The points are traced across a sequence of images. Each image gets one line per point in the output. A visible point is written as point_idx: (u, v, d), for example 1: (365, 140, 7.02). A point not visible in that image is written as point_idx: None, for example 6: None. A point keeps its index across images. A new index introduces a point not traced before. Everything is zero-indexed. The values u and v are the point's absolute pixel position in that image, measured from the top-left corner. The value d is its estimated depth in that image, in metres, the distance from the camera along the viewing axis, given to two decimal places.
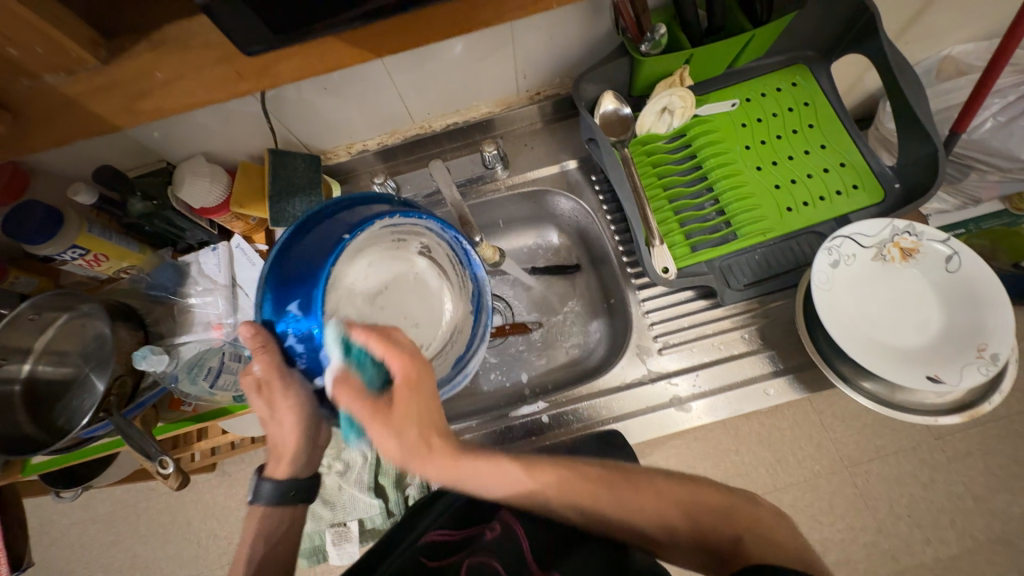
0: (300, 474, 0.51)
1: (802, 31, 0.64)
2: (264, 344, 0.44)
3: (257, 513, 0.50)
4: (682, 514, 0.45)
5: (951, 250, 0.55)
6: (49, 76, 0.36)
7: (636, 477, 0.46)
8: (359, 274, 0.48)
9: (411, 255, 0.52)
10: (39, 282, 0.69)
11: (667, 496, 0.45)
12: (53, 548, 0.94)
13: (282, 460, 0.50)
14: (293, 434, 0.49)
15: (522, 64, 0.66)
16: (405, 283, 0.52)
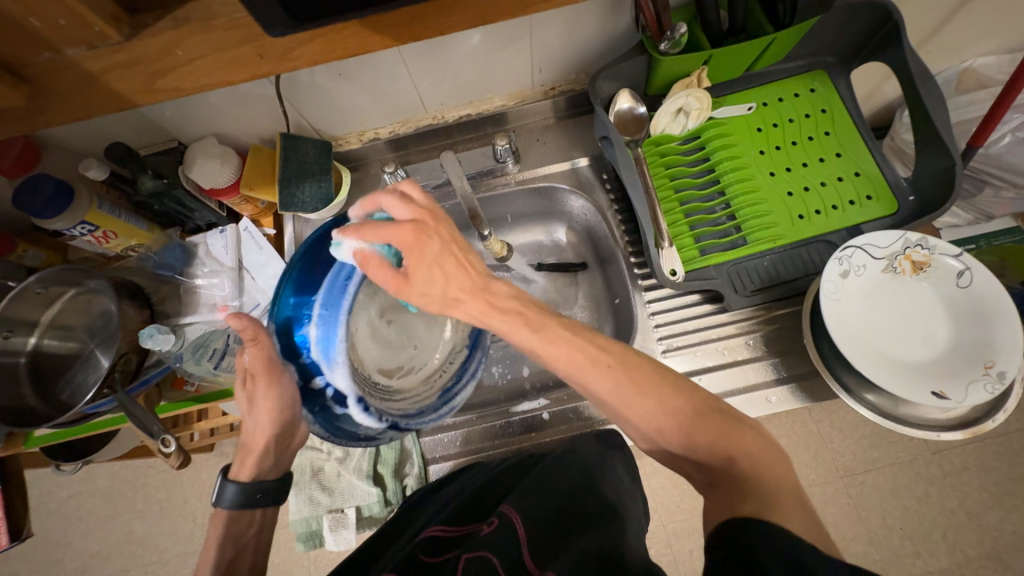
0: (265, 476, 0.53)
1: (824, 36, 0.63)
2: (261, 334, 0.49)
3: (222, 517, 0.50)
4: (683, 421, 0.42)
5: (963, 265, 0.54)
6: (69, 50, 0.36)
7: (642, 376, 0.43)
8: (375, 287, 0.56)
9: None
10: (46, 257, 0.69)
11: (667, 404, 0.42)
12: (50, 519, 0.95)
13: (250, 457, 0.52)
14: (265, 433, 0.51)
15: (538, 57, 0.65)
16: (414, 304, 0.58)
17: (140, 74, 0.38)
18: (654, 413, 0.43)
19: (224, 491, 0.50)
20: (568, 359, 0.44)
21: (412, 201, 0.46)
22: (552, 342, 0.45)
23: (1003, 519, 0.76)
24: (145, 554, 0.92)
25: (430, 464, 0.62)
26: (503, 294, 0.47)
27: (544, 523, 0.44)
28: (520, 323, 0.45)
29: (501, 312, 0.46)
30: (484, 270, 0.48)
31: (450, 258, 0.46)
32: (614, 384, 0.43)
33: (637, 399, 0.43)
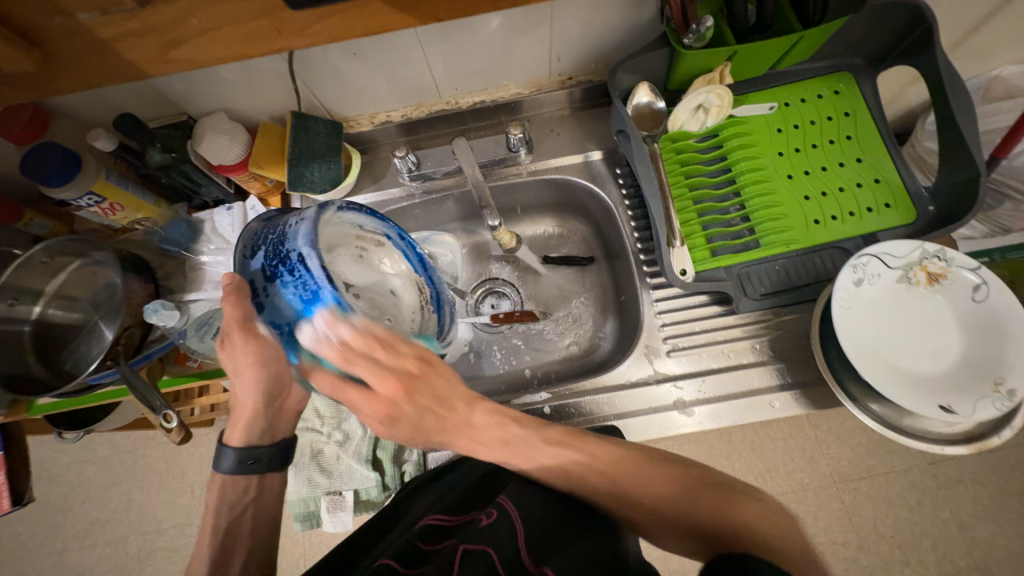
0: (256, 442, 0.53)
1: (852, 36, 0.61)
2: (240, 294, 0.44)
3: (220, 480, 0.52)
4: (673, 501, 0.44)
5: (981, 280, 0.53)
6: (83, 14, 0.35)
7: (631, 464, 0.47)
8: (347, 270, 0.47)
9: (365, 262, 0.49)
10: (53, 227, 0.69)
11: (658, 477, 0.46)
12: (51, 484, 0.96)
13: (241, 423, 0.52)
14: (252, 396, 0.50)
15: (557, 45, 0.64)
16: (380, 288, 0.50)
17: (154, 42, 0.37)
18: (649, 498, 0.45)
19: (227, 458, 0.52)
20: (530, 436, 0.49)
21: (401, 343, 0.46)
22: (482, 429, 0.50)
23: (994, 532, 0.76)
24: (143, 523, 0.93)
25: (429, 452, 0.63)
26: (483, 427, 0.50)
27: (543, 518, 0.44)
28: (512, 453, 0.49)
29: (485, 446, 0.50)
30: (461, 398, 0.51)
31: (429, 394, 0.48)
32: (609, 477, 0.46)
33: (635, 475, 0.46)
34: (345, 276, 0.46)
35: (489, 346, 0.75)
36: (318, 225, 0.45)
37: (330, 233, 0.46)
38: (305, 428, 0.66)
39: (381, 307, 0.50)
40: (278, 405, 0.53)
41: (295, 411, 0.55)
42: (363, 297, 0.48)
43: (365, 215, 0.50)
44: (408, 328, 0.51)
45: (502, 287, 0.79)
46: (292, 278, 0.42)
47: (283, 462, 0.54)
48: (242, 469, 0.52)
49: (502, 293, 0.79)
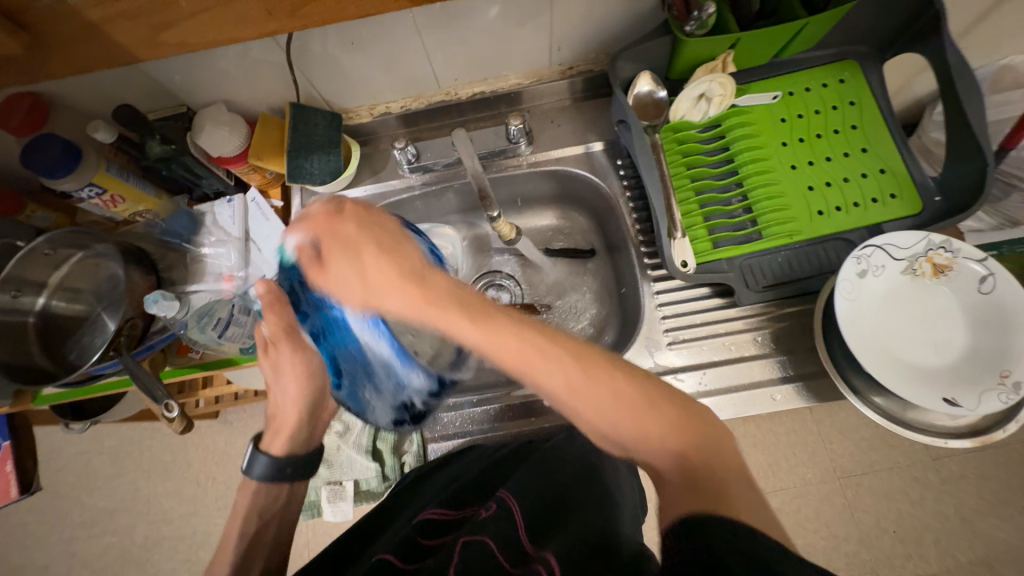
0: (299, 450, 0.55)
1: (859, 23, 0.60)
2: (280, 303, 0.53)
3: (250, 486, 0.52)
4: (644, 428, 0.37)
5: (987, 271, 0.52)
6: None
7: (593, 362, 0.39)
8: None
9: None
10: (55, 219, 0.69)
11: (622, 398, 0.38)
12: (59, 476, 0.97)
13: (285, 430, 0.55)
14: (295, 400, 0.56)
15: (557, 33, 0.63)
16: None
17: (145, 25, 0.37)
18: (615, 417, 0.38)
19: (264, 464, 0.52)
20: (496, 337, 0.39)
21: (349, 215, 0.46)
22: (438, 301, 0.41)
23: (998, 527, 0.75)
24: (150, 513, 0.94)
25: (429, 443, 0.62)
26: (436, 295, 0.41)
27: (540, 508, 0.44)
28: (478, 320, 0.39)
29: (431, 305, 0.40)
30: (424, 275, 0.43)
31: (394, 270, 0.43)
32: (560, 367, 0.39)
33: (594, 387, 0.38)
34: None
35: None
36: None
37: None
38: None
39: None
40: (315, 413, 0.57)
41: (327, 418, 0.60)
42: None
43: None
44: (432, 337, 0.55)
45: (503, 279, 0.79)
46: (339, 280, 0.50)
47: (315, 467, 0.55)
48: (275, 475, 0.52)
49: (502, 285, 0.79)
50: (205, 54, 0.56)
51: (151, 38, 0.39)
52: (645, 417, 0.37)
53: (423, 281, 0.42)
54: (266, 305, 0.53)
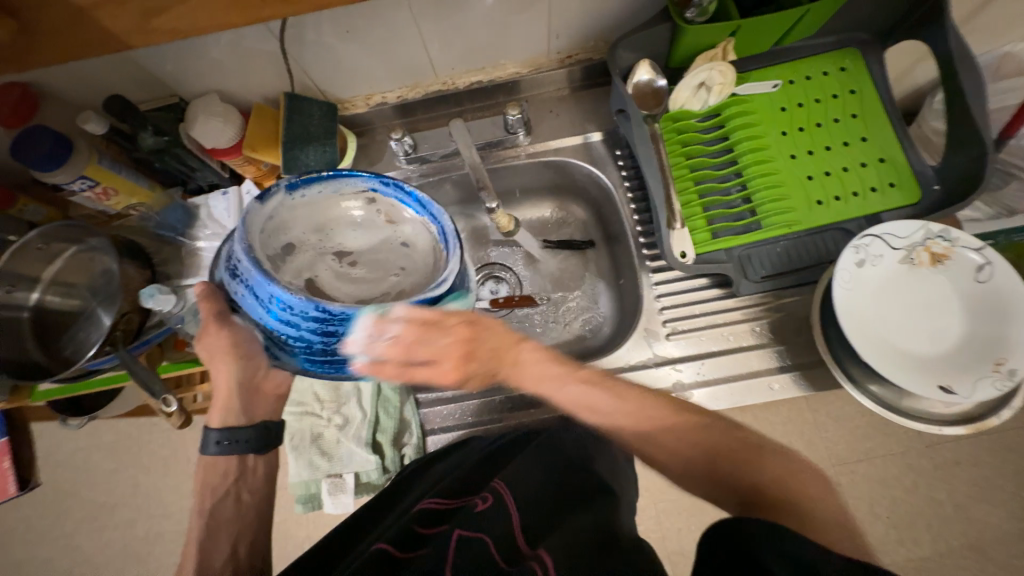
0: (234, 423, 0.53)
1: (861, 10, 0.59)
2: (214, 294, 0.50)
3: (207, 461, 0.53)
4: (703, 453, 0.43)
5: (984, 259, 0.52)
6: None
7: (617, 386, 0.48)
8: (345, 236, 0.47)
9: (354, 230, 0.48)
10: (47, 212, 0.68)
11: (642, 415, 0.46)
12: (57, 470, 0.97)
13: (220, 403, 0.54)
14: (226, 381, 0.52)
15: (557, 21, 0.62)
16: (383, 247, 0.48)
17: (133, 10, 0.37)
18: (677, 447, 0.44)
19: (209, 440, 0.52)
20: (575, 400, 0.48)
21: (447, 317, 0.44)
22: (528, 364, 0.49)
23: (987, 512, 0.77)
24: (151, 506, 0.94)
25: (429, 435, 0.63)
26: (530, 362, 0.49)
27: (538, 503, 0.44)
28: (563, 376, 0.49)
29: (545, 381, 0.49)
30: (515, 336, 0.50)
31: (488, 351, 0.48)
32: (612, 394, 0.47)
33: (656, 435, 0.45)
34: (340, 246, 0.48)
35: None
36: (270, 216, 0.44)
37: (301, 212, 0.46)
38: (305, 412, 0.66)
39: (384, 266, 0.48)
40: (256, 390, 0.55)
41: (275, 396, 0.57)
42: (360, 264, 0.48)
43: (318, 179, 0.45)
44: (423, 273, 0.46)
45: (500, 271, 0.78)
46: (263, 304, 0.42)
47: (261, 446, 0.54)
48: (223, 449, 0.52)
49: (501, 278, 0.78)
50: (196, 42, 0.55)
51: (139, 24, 0.38)
52: (699, 446, 0.44)
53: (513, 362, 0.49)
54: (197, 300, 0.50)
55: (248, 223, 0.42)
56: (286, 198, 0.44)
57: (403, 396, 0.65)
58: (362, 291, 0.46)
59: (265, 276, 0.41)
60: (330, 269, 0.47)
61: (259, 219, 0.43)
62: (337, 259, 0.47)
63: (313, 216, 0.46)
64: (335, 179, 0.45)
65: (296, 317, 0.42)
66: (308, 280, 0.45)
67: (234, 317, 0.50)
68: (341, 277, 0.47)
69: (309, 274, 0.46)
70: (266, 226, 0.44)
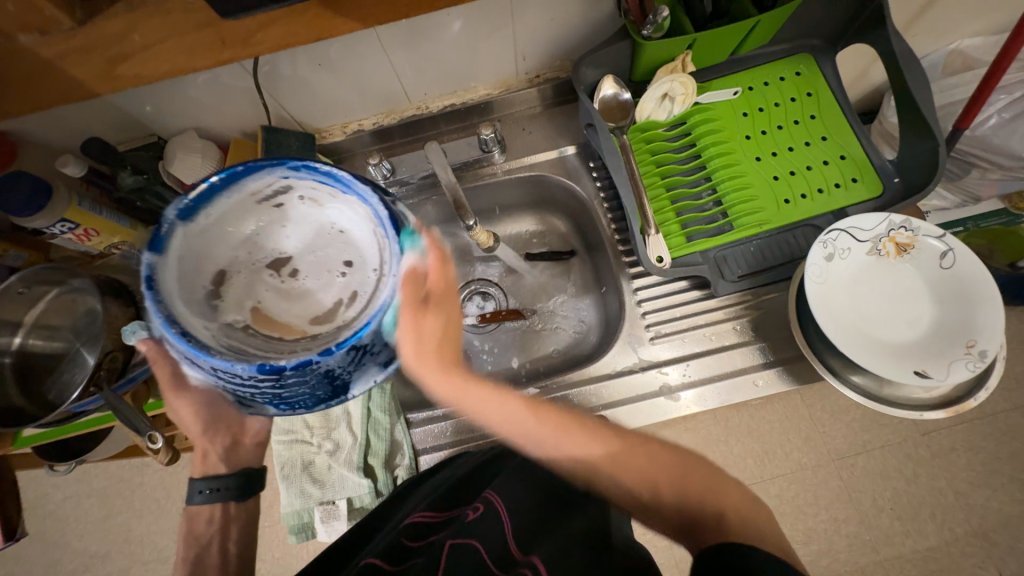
0: (219, 470, 0.53)
1: (808, 19, 0.62)
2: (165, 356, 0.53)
3: (189, 513, 0.52)
4: (670, 490, 0.42)
5: (947, 246, 0.54)
6: (23, 36, 0.36)
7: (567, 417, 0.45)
8: (277, 241, 0.42)
9: (280, 234, 0.42)
10: (29, 256, 0.68)
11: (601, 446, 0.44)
12: (46, 520, 0.95)
13: (200, 454, 0.54)
14: (196, 429, 0.54)
15: (522, 43, 0.64)
16: (323, 240, 0.42)
17: (99, 59, 0.38)
18: (636, 486, 0.43)
19: (193, 490, 0.52)
20: (535, 425, 0.45)
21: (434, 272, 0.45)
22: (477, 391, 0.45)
23: (989, 497, 0.76)
24: (144, 552, 0.92)
25: (421, 454, 0.63)
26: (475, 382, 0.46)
27: (529, 508, 0.45)
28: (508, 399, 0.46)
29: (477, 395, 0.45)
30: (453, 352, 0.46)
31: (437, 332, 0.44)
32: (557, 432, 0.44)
33: (629, 466, 0.43)
34: (273, 254, 0.42)
35: (478, 347, 0.76)
36: (181, 254, 0.39)
37: (213, 237, 0.40)
38: (295, 439, 0.66)
39: (329, 268, 0.42)
40: (237, 442, 0.56)
41: (256, 445, 0.58)
42: (302, 270, 0.42)
43: (214, 188, 0.39)
44: (370, 261, 0.41)
45: (486, 287, 0.79)
46: (213, 374, 0.38)
47: (245, 493, 0.53)
48: (207, 498, 0.51)
49: (488, 293, 0.79)
50: (172, 83, 0.57)
51: (109, 71, 0.39)
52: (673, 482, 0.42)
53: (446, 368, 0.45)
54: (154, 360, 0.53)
55: (158, 276, 0.37)
56: (190, 225, 0.39)
57: (393, 418, 0.64)
58: (316, 300, 0.41)
59: (204, 351, 0.37)
60: (270, 286, 0.42)
61: (166, 272, 0.38)
62: (275, 274, 0.42)
63: (229, 232, 0.41)
64: (229, 187, 0.40)
65: (248, 382, 0.37)
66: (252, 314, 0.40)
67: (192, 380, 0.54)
68: (284, 290, 0.42)
69: (250, 301, 0.41)
70: (179, 266, 0.38)
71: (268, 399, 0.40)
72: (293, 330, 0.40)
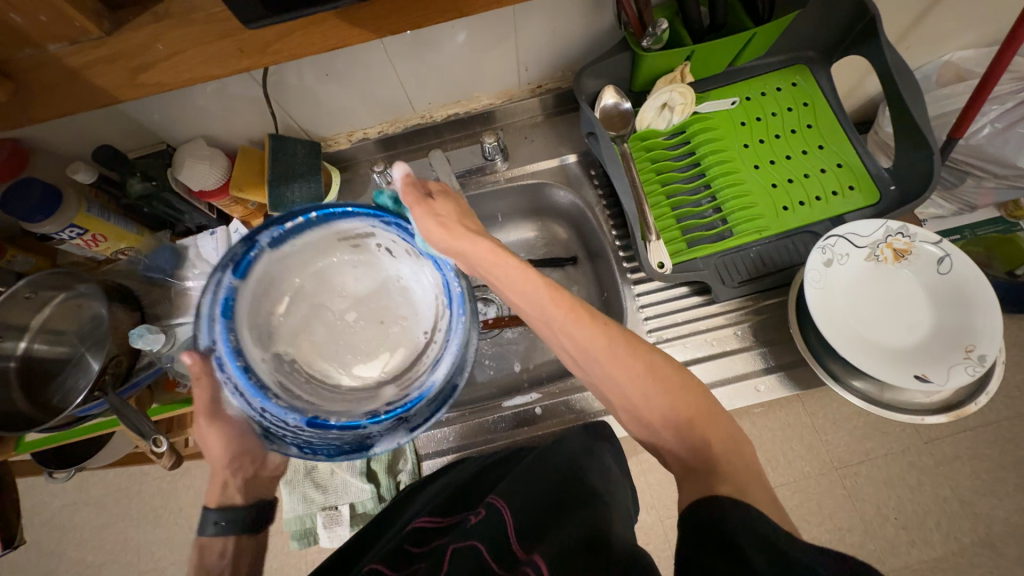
0: (238, 501, 0.50)
1: (802, 32, 0.64)
2: (208, 375, 0.49)
3: (198, 548, 0.47)
4: (674, 418, 0.42)
5: (943, 252, 0.55)
6: (52, 45, 0.38)
7: (602, 321, 0.45)
8: (349, 278, 0.53)
9: (349, 272, 0.53)
10: (36, 262, 0.68)
11: (638, 366, 0.44)
12: (45, 529, 0.94)
13: (217, 484, 0.51)
14: (220, 458, 0.51)
15: (524, 55, 0.66)
16: (388, 289, 0.53)
17: (120, 68, 0.39)
18: (642, 396, 0.43)
19: (206, 521, 0.48)
20: (551, 310, 0.45)
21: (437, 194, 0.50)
22: (511, 283, 0.47)
23: (994, 506, 0.75)
24: (143, 562, 0.91)
25: (424, 459, 0.62)
26: (502, 270, 0.47)
27: (532, 511, 0.44)
28: (531, 277, 0.46)
29: (506, 283, 0.47)
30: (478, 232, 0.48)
31: (454, 219, 0.48)
32: (582, 336, 0.45)
33: (640, 387, 0.43)
34: (340, 287, 0.53)
35: (480, 353, 0.76)
36: (259, 276, 0.50)
37: (290, 263, 0.51)
38: None
39: (382, 317, 0.52)
40: (255, 475, 0.53)
41: (273, 478, 0.55)
42: (361, 314, 0.53)
43: (307, 224, 0.50)
44: (421, 322, 0.52)
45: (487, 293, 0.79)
46: (258, 410, 0.47)
47: (259, 522, 0.50)
48: (221, 530, 0.48)
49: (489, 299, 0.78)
50: (183, 92, 0.58)
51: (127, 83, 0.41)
52: (670, 416, 0.42)
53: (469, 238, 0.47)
54: (196, 377, 0.49)
55: (236, 296, 0.48)
56: (276, 250, 0.50)
57: None
58: (358, 347, 0.51)
59: (262, 391, 0.46)
60: (328, 320, 0.52)
61: (241, 295, 0.48)
62: (337, 312, 0.52)
63: (304, 259, 0.52)
64: (314, 228, 0.51)
65: (293, 430, 0.46)
66: (303, 350, 0.50)
67: (227, 405, 0.51)
68: (342, 325, 0.52)
69: (310, 331, 0.51)
70: (252, 291, 0.49)
71: (298, 443, 0.47)
72: (338, 372, 0.50)
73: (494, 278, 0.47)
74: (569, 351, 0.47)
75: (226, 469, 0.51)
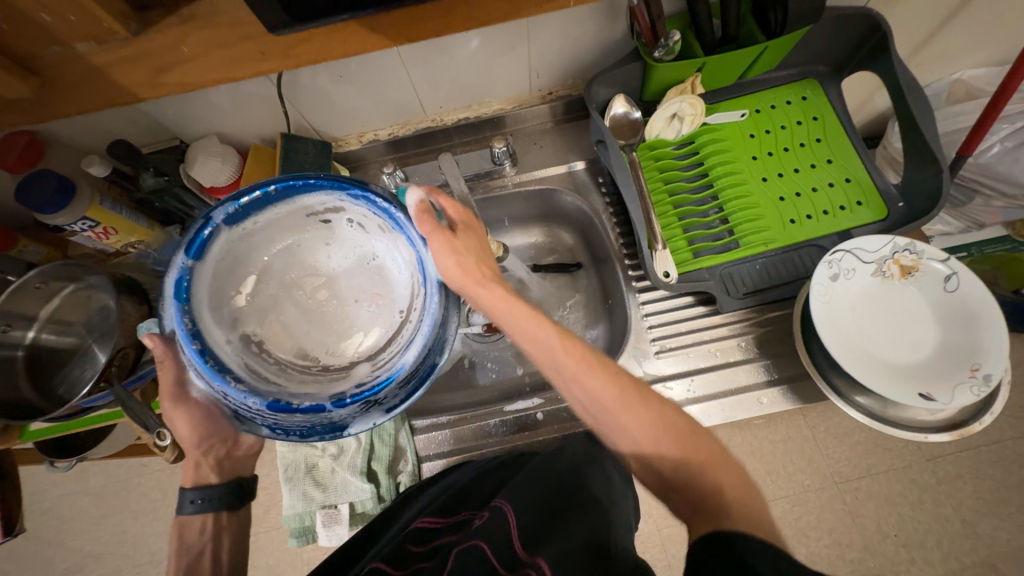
0: (211, 481, 0.53)
1: (813, 47, 0.64)
2: (173, 357, 0.51)
3: (178, 525, 0.50)
4: (681, 461, 0.41)
5: (950, 270, 0.55)
6: (80, 44, 0.40)
7: (602, 362, 0.45)
8: (321, 255, 0.52)
9: (317, 249, 0.52)
10: (47, 252, 0.69)
11: (646, 427, 0.42)
12: (43, 518, 0.94)
13: (190, 465, 0.53)
14: (190, 442, 0.53)
15: (536, 62, 0.66)
16: (360, 267, 0.52)
17: (143, 68, 0.40)
18: (644, 441, 0.42)
19: (184, 500, 0.51)
20: (563, 358, 0.44)
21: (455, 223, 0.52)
22: (518, 326, 0.46)
23: (996, 527, 0.75)
24: (139, 554, 0.91)
25: (424, 461, 0.64)
26: (507, 310, 0.47)
27: (535, 514, 0.44)
28: (540, 322, 0.45)
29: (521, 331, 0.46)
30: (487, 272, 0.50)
31: (469, 254, 0.50)
32: (589, 377, 0.43)
33: (656, 444, 0.42)
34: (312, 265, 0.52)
35: (483, 356, 0.76)
36: (220, 256, 0.48)
37: (254, 243, 0.50)
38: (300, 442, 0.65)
39: (354, 294, 0.51)
40: (229, 455, 0.56)
41: (247, 455, 0.58)
42: (331, 290, 0.51)
43: (266, 200, 0.49)
44: (392, 301, 0.51)
45: None
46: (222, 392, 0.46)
47: (236, 501, 0.53)
48: (199, 508, 0.51)
49: None
50: (199, 90, 0.59)
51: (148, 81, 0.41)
52: (678, 458, 0.41)
53: (482, 279, 0.49)
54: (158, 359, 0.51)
55: (196, 277, 0.47)
56: (234, 228, 0.49)
57: (398, 424, 0.64)
58: (330, 324, 0.50)
59: (221, 371, 0.45)
60: (298, 299, 0.50)
61: (198, 274, 0.47)
62: (309, 289, 0.51)
63: (269, 237, 0.51)
64: (279, 202, 0.49)
65: (256, 412, 0.45)
66: (271, 327, 0.49)
67: (193, 388, 0.53)
68: (310, 304, 0.51)
69: (278, 311, 0.50)
70: (212, 272, 0.48)
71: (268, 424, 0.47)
72: (310, 352, 0.49)
73: (498, 315, 0.48)
74: (584, 405, 0.45)
75: (197, 451, 0.53)
